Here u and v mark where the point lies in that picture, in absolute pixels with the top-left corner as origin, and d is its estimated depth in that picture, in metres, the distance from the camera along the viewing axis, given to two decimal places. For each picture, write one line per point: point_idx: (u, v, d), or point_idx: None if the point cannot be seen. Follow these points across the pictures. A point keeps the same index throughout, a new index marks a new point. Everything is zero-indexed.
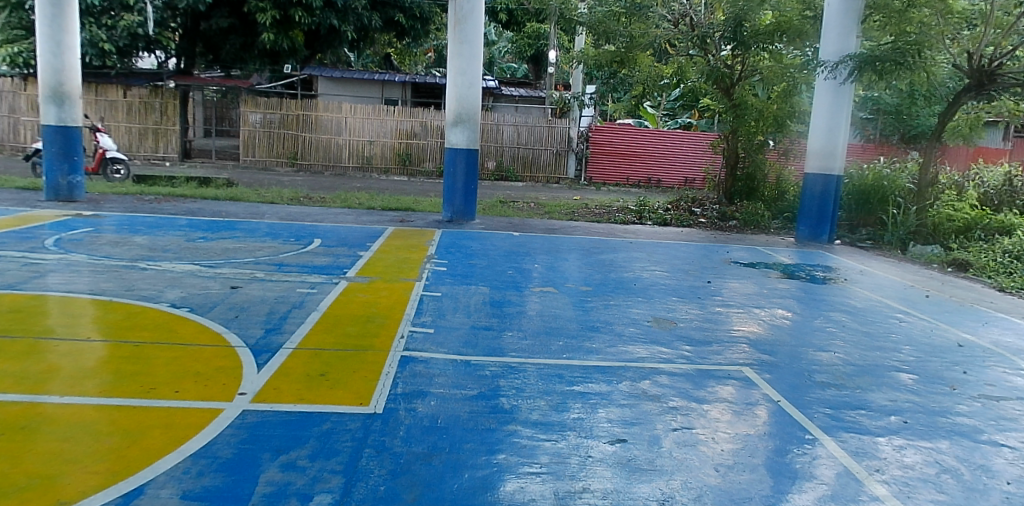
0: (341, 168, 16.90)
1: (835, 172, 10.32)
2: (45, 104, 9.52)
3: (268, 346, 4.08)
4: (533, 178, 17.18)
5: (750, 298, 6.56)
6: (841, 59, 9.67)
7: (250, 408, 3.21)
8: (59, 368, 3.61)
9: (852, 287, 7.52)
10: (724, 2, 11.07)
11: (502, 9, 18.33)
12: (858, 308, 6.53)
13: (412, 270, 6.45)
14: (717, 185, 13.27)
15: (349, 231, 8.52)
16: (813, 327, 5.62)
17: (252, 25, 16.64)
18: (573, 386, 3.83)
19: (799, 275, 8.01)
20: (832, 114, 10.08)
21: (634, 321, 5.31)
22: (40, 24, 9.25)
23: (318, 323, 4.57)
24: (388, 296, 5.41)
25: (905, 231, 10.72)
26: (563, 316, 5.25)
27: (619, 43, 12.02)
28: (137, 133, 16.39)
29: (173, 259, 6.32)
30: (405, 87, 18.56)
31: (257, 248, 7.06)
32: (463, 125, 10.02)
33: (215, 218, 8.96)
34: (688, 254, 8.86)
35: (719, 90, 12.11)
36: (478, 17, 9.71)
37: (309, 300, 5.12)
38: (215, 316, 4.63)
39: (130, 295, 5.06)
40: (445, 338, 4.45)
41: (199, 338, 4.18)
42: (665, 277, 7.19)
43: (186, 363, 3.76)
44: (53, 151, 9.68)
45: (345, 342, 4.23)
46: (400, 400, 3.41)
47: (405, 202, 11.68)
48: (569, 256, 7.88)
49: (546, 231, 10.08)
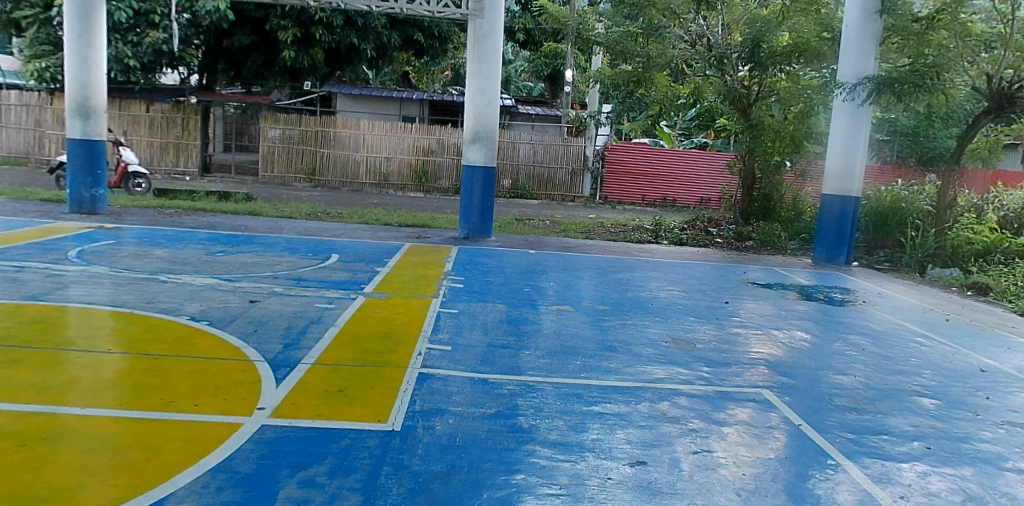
0: (358, 184, 17.08)
1: (852, 194, 10.26)
2: (70, 118, 9.70)
3: (286, 361, 4.09)
4: (549, 197, 17.23)
5: (768, 319, 6.52)
6: (860, 80, 9.69)
7: (269, 423, 3.22)
8: (85, 378, 3.67)
9: (871, 310, 7.45)
10: (743, 23, 11.24)
11: (519, 29, 18.51)
12: (878, 331, 6.46)
13: (429, 286, 6.46)
14: (734, 206, 13.27)
15: (366, 247, 8.58)
16: (835, 350, 5.56)
17: (273, 43, 17.06)
18: (591, 406, 3.81)
19: (816, 297, 7.95)
20: (850, 136, 10.05)
21: (652, 341, 5.27)
22: (67, 40, 9.45)
23: (336, 338, 4.59)
24: (405, 313, 5.42)
25: (923, 254, 10.71)
26: (581, 335, 5.23)
27: (636, 63, 12.11)
28: (159, 147, 16.69)
29: (193, 272, 6.39)
30: (423, 105, 18.71)
31: (275, 263, 7.11)
32: (481, 142, 10.07)
33: (234, 232, 9.07)
34: (704, 274, 8.83)
35: (735, 110, 12.17)
36: (496, 36, 9.82)
37: (326, 315, 5.14)
38: (234, 330, 4.65)
39: (151, 308, 5.10)
40: (463, 356, 4.44)
41: (219, 352, 4.20)
42: (682, 297, 7.16)
43: (205, 377, 3.78)
44: (77, 165, 9.84)
45: (363, 358, 4.23)
46: (417, 417, 3.40)
47: (422, 219, 11.73)
48: (584, 275, 7.86)
49: (562, 248, 10.09)
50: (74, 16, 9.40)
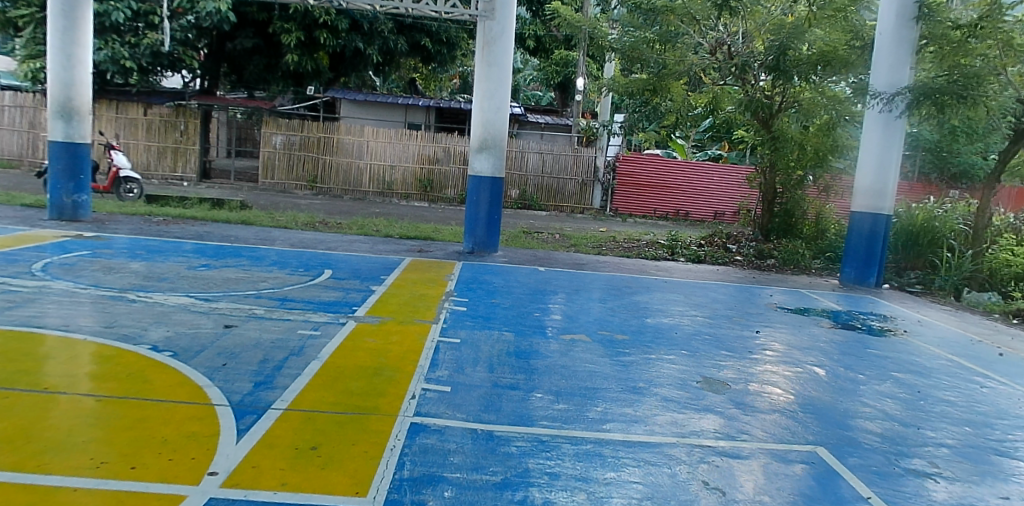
0: (361, 193, 16.52)
1: (883, 212, 9.59)
2: (52, 119, 9.14)
3: (254, 406, 3.44)
4: (558, 208, 16.59)
5: (807, 352, 5.84)
6: (898, 91, 9.04)
7: (219, 496, 2.58)
8: (10, 426, 3.03)
9: (915, 341, 6.78)
10: (769, 31, 10.57)
11: (529, 36, 18.02)
12: (929, 368, 5.77)
13: (428, 310, 5.81)
14: (754, 221, 12.63)
15: (362, 262, 7.95)
16: (891, 394, 4.88)
17: (276, 46, 16.59)
18: (618, 472, 3.14)
19: (852, 325, 7.29)
20: (882, 149, 9.39)
21: (681, 381, 4.60)
22: (51, 37, 8.89)
23: (317, 376, 3.92)
24: (400, 343, 4.76)
25: (959, 276, 10.04)
26: (600, 373, 4.55)
27: (652, 70, 11.57)
28: (156, 151, 16.16)
29: (167, 290, 5.76)
30: (429, 112, 18.15)
31: (261, 279, 6.49)
32: (488, 151, 9.44)
33: (222, 243, 8.46)
34: (727, 297, 8.18)
35: (756, 120, 11.52)
36: (507, 39, 9.23)
37: (309, 346, 4.47)
38: (200, 364, 4.00)
39: (110, 333, 4.47)
40: (464, 400, 3.78)
41: (176, 393, 3.55)
42: (707, 324, 6.50)
43: (152, 426, 3.13)
44: (58, 169, 9.27)
45: (346, 402, 3.57)
46: (405, 489, 2.75)
47: (425, 230, 11.12)
48: (597, 297, 7.20)
49: (573, 265, 9.46)
50: (59, 12, 8.85)
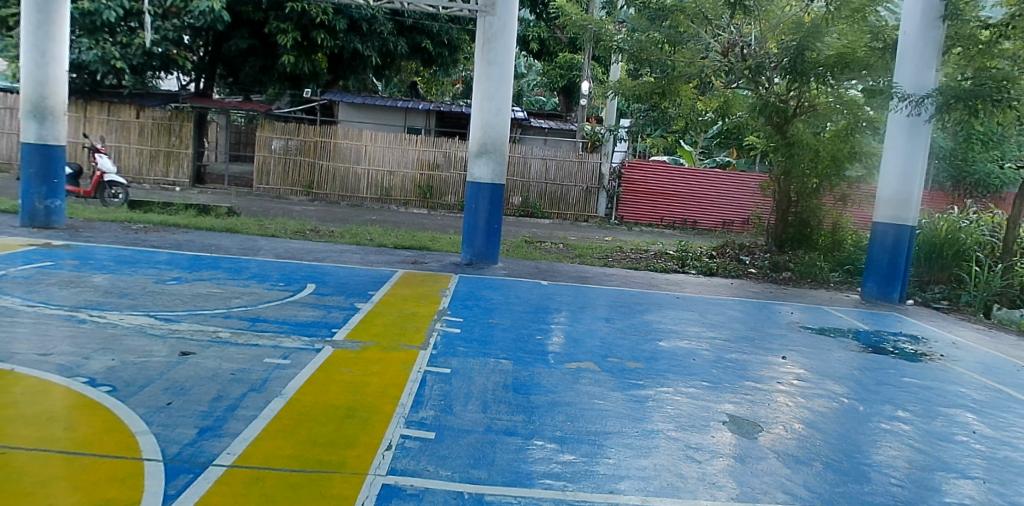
0: (358, 198, 15.95)
1: (908, 223, 8.95)
2: (24, 119, 8.57)
3: (192, 462, 2.83)
4: (561, 216, 16.01)
5: (840, 382, 5.21)
6: (926, 93, 8.39)
7: None
8: None
9: (955, 367, 6.14)
10: (788, 30, 9.97)
11: (533, 38, 17.45)
12: (977, 401, 5.14)
13: (417, 332, 5.20)
14: (767, 231, 11.98)
15: (351, 275, 7.36)
16: (945, 437, 4.23)
17: (272, 47, 16.02)
18: None
19: (883, 348, 6.66)
20: (907, 157, 8.76)
21: (704, 422, 3.97)
22: (24, 31, 8.35)
23: (276, 420, 3.31)
24: (381, 374, 4.14)
25: (990, 293, 9.37)
26: (610, 412, 3.94)
27: (659, 73, 11.00)
28: (148, 155, 15.62)
29: (126, 308, 5.16)
30: (429, 116, 17.59)
31: (235, 295, 5.90)
32: (488, 156, 8.85)
33: (201, 253, 7.88)
34: (745, 315, 7.57)
35: (769, 125, 10.79)
36: (509, 36, 8.65)
37: (274, 379, 3.86)
38: (140, 403, 3.39)
39: (45, 363, 3.86)
40: (450, 451, 3.17)
41: (101, 443, 2.95)
42: (726, 348, 5.88)
43: (58, 491, 2.53)
44: (30, 173, 8.71)
45: (306, 455, 2.97)
46: None
47: (422, 240, 10.54)
48: (604, 316, 6.59)
49: (578, 278, 8.85)
50: (32, 4, 8.26)
